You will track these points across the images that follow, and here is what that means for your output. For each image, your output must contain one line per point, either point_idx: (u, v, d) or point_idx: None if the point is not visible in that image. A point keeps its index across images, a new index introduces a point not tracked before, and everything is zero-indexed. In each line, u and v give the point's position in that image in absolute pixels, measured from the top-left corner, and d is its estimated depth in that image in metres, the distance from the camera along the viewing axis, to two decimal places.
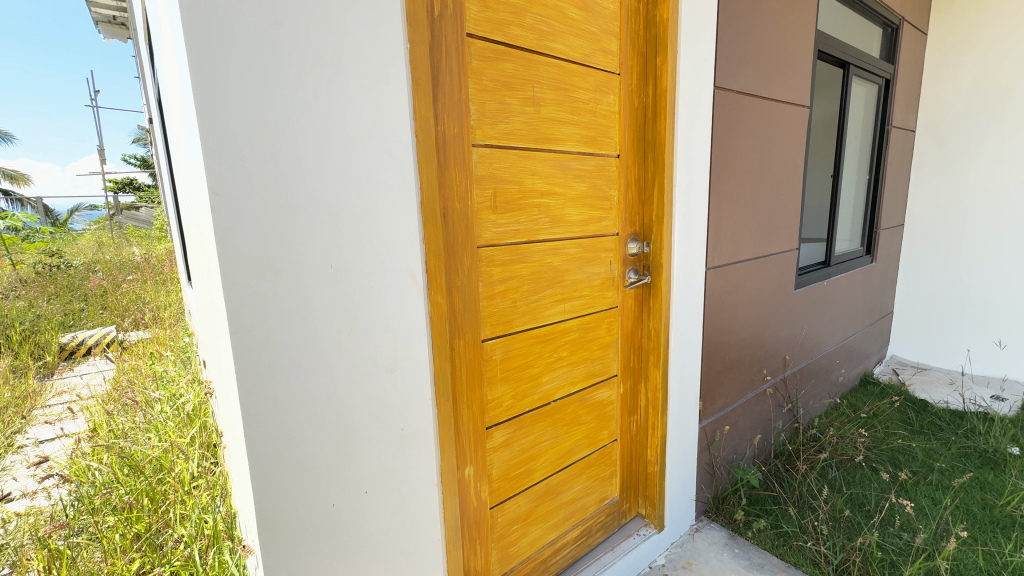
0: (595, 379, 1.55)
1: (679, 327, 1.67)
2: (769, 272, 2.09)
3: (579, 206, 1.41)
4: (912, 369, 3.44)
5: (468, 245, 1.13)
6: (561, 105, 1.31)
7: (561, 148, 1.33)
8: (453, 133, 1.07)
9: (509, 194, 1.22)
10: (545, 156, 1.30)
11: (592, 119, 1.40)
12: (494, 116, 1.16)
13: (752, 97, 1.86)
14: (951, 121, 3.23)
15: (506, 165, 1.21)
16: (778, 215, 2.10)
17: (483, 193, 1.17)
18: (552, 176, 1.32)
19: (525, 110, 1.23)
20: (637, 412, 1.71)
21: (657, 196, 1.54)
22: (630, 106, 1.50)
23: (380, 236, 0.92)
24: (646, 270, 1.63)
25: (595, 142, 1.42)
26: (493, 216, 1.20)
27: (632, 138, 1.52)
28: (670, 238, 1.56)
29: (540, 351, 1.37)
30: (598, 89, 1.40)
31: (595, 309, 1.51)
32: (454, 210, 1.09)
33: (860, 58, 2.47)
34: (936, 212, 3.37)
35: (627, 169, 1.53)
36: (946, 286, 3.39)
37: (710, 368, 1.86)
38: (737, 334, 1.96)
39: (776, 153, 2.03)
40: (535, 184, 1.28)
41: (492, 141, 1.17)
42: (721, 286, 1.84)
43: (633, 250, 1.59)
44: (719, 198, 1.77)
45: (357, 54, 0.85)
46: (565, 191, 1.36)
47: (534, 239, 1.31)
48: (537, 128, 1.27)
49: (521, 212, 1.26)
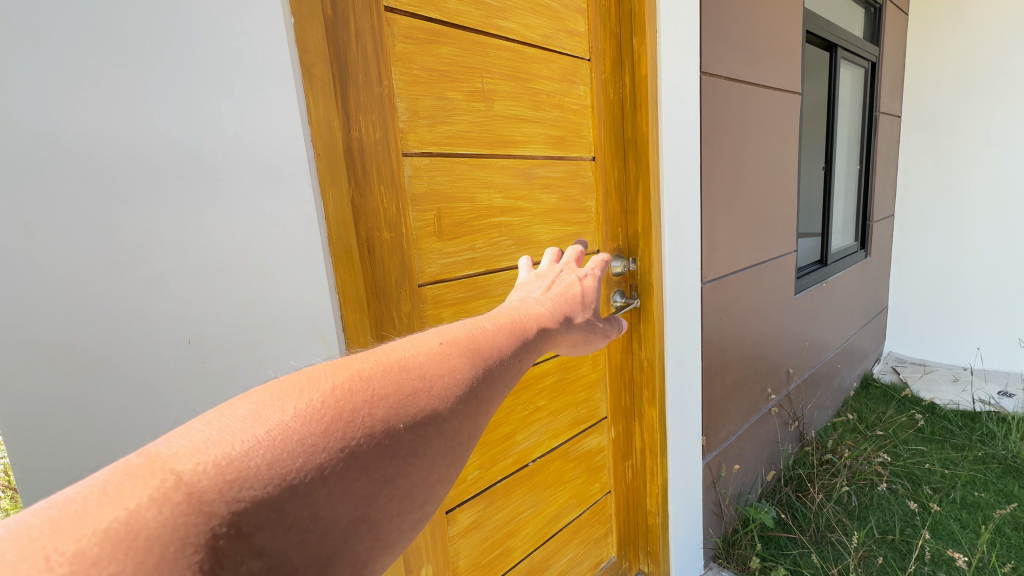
0: (581, 427, 1.30)
1: (676, 355, 1.42)
2: (769, 278, 1.87)
3: (550, 222, 1.15)
4: (914, 367, 3.28)
5: (404, 284, 0.86)
6: (520, 99, 1.05)
7: (524, 152, 1.08)
8: (374, 139, 0.80)
9: (457, 216, 0.96)
10: (504, 164, 1.04)
11: (560, 117, 1.15)
12: (430, 116, 0.90)
13: (741, 82, 1.63)
14: (937, 105, 3.07)
15: (452, 178, 0.94)
16: (774, 212, 1.87)
17: (423, 216, 0.90)
18: (514, 188, 1.06)
19: (471, 109, 0.96)
20: (632, 456, 1.46)
21: (643, 205, 1.29)
22: (602, 100, 1.25)
23: (267, 290, 0.65)
24: (634, 292, 1.36)
25: (564, 147, 1.17)
26: (438, 243, 0.93)
27: (609, 136, 1.27)
28: (660, 253, 1.31)
29: (510, 405, 1.10)
30: (565, 83, 1.15)
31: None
32: (383, 241, 0.82)
33: (847, 38, 2.28)
34: (926, 199, 3.21)
35: (605, 173, 1.27)
36: (943, 275, 3.24)
37: (711, 396, 1.61)
38: (738, 352, 1.72)
39: (769, 143, 1.80)
40: (487, 200, 1.01)
41: (430, 149, 0.91)
42: (720, 301, 1.60)
43: (618, 271, 1.32)
44: (711, 203, 1.53)
45: (210, 32, 0.58)
46: (532, 206, 1.10)
47: (495, 268, 1.04)
48: (486, 132, 1.00)
49: (474, 236, 1.00)
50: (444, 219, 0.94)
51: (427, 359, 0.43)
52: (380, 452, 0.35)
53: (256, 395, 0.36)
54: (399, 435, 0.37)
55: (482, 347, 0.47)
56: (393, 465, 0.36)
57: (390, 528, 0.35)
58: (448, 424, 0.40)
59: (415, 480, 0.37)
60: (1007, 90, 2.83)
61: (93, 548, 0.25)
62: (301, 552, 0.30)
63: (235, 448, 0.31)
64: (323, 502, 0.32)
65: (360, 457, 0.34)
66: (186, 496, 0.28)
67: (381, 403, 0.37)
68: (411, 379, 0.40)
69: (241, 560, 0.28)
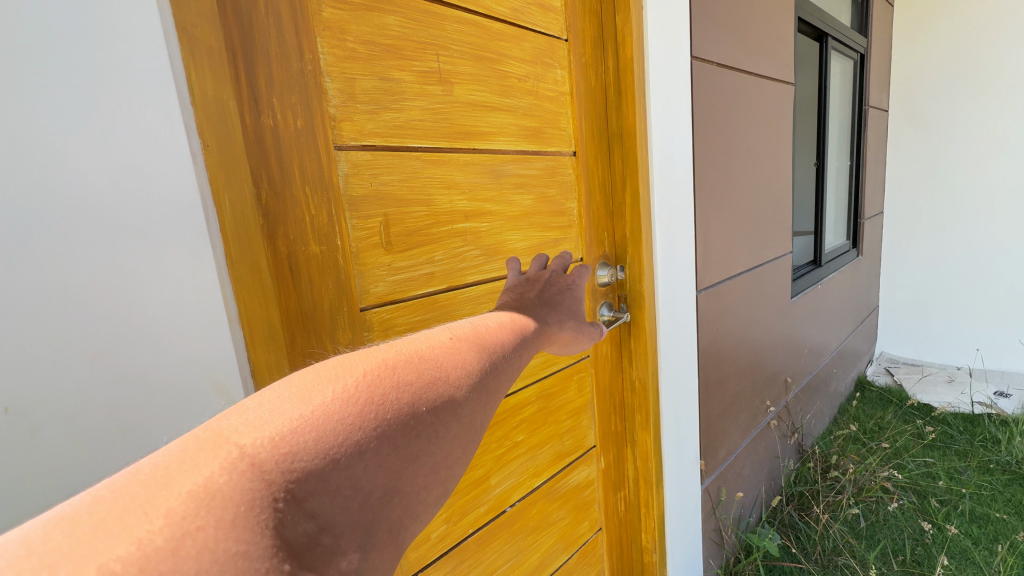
0: (566, 460, 1.21)
1: (670, 372, 1.35)
2: (762, 280, 1.84)
3: (523, 227, 1.08)
4: (906, 367, 3.29)
5: (342, 308, 0.75)
6: (486, 83, 0.97)
7: (493, 145, 1.00)
8: (295, 134, 0.67)
9: (408, 222, 0.86)
10: (465, 160, 0.95)
11: (531, 107, 1.08)
12: (371, 101, 0.79)
13: (731, 70, 1.60)
14: (925, 98, 3.09)
15: (404, 180, 0.85)
16: (765, 208, 1.84)
17: (365, 226, 0.80)
18: (479, 189, 0.98)
19: (428, 94, 0.87)
20: (624, 487, 1.40)
21: (631, 205, 1.26)
22: (582, 88, 1.20)
23: (140, 330, 0.51)
24: (623, 304, 1.30)
25: (534, 140, 1.10)
26: (385, 256, 0.83)
27: (592, 125, 1.23)
28: (650, 260, 1.27)
29: (482, 446, 0.99)
30: (537, 66, 1.08)
31: (560, 361, 1.15)
32: (310, 258, 0.70)
33: (836, 27, 2.28)
34: (916, 194, 3.22)
35: (588, 165, 1.23)
36: (934, 273, 3.24)
37: (709, 414, 1.55)
38: (733, 361, 1.69)
39: (760, 135, 1.77)
40: (444, 202, 0.92)
41: (376, 143, 0.80)
42: (714, 310, 1.56)
43: (604, 282, 1.26)
44: (702, 201, 1.49)
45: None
46: (501, 209, 1.03)
47: (460, 284, 0.96)
48: (442, 122, 0.90)
49: (431, 245, 0.90)
50: (387, 229, 0.83)
51: (442, 354, 0.49)
52: (406, 431, 0.40)
53: (298, 379, 0.41)
54: (421, 417, 0.42)
55: (483, 348, 0.53)
56: (418, 443, 0.40)
57: (418, 502, 0.39)
58: (462, 411, 0.45)
59: (436, 459, 0.41)
60: (995, 82, 2.86)
61: (178, 507, 0.29)
62: (345, 515, 0.34)
63: (286, 426, 0.35)
64: (361, 473, 0.36)
65: (388, 436, 0.39)
66: (249, 466, 0.33)
67: (405, 390, 0.43)
68: (429, 370, 0.46)
69: (298, 521, 0.32)
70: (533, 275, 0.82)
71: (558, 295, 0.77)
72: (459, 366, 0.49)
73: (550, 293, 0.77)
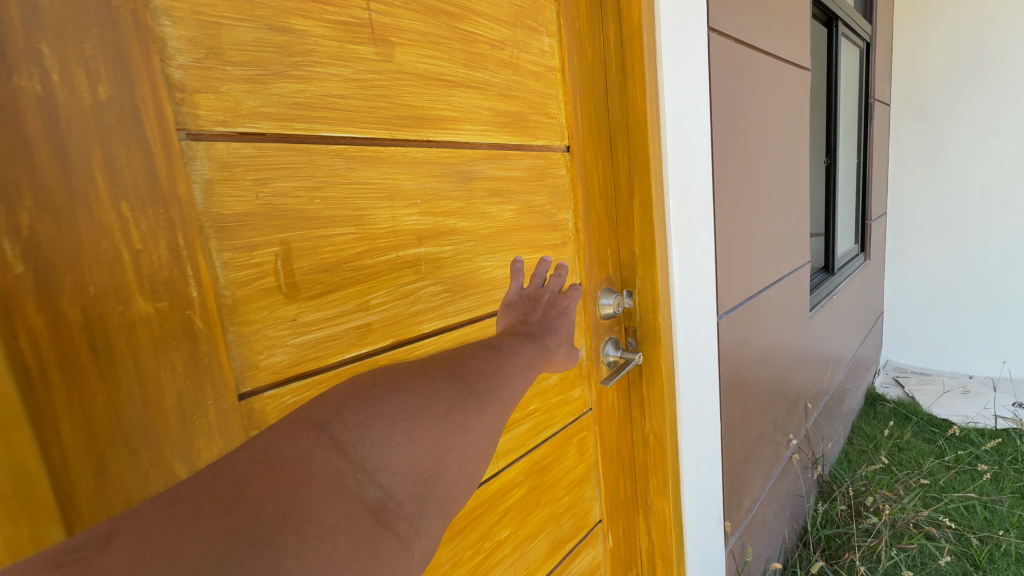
0: (565, 548, 0.98)
1: (690, 422, 1.14)
2: (781, 294, 1.63)
3: (507, 248, 0.81)
4: (915, 377, 3.13)
5: (183, 413, 0.45)
6: (441, 47, 0.68)
7: (458, 136, 0.72)
8: (88, 123, 0.39)
9: (326, 254, 0.57)
10: (413, 156, 0.66)
11: (509, 85, 0.79)
12: (250, 61, 0.50)
13: (756, 49, 1.29)
14: (929, 91, 2.95)
15: (316, 186, 0.56)
16: (787, 212, 1.59)
17: (251, 265, 0.51)
18: (439, 197, 0.70)
19: (354, 60, 0.59)
20: (636, 564, 1.18)
21: (640, 215, 0.99)
22: (578, 63, 0.91)
23: None
24: (632, 338, 1.07)
25: (511, 131, 0.80)
26: (288, 307, 0.54)
27: (589, 114, 0.94)
28: (665, 281, 1.03)
29: (458, 556, 0.76)
30: (516, 31, 0.79)
31: (552, 426, 0.92)
32: (135, 332, 0.42)
33: (846, 12, 2.09)
34: (922, 191, 3.07)
35: (586, 167, 0.94)
36: (942, 276, 3.10)
37: (731, 461, 1.36)
38: (753, 394, 1.49)
39: (784, 127, 1.50)
40: (381, 220, 0.62)
41: (263, 129, 0.52)
42: (734, 339, 1.34)
43: (608, 315, 1.01)
44: (725, 209, 1.23)
45: None
46: (472, 226, 0.74)
47: (416, 337, 0.68)
48: (375, 100, 0.61)
49: (368, 284, 0.62)
50: (285, 265, 0.54)
51: (477, 347, 0.51)
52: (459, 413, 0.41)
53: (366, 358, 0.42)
54: (471, 403, 0.42)
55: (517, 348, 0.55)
56: (468, 426, 0.41)
57: (463, 488, 0.39)
58: (503, 405, 0.46)
59: (482, 446, 0.42)
60: (1001, 73, 2.77)
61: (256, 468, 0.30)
62: (402, 488, 0.35)
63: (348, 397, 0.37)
64: (416, 448, 0.37)
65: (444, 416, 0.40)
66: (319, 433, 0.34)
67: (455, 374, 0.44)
68: (474, 359, 0.48)
69: (365, 485, 0.33)
70: (521, 296, 0.71)
71: (550, 322, 0.66)
72: (482, 365, 0.48)
73: (539, 319, 0.67)
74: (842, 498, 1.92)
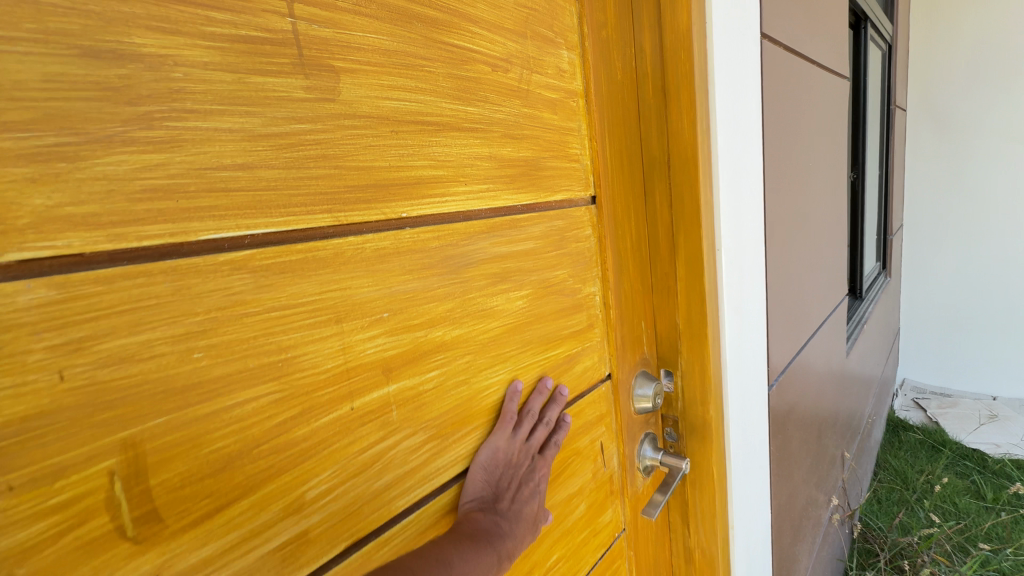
0: None
1: (742, 526, 0.91)
2: (825, 339, 1.41)
3: (518, 351, 0.57)
4: (936, 399, 2.96)
5: None
6: (418, 73, 0.44)
7: (446, 205, 0.48)
8: None
9: (218, 442, 0.33)
10: (375, 248, 0.42)
11: (517, 121, 0.55)
12: (39, 120, 0.26)
13: (807, 58, 1.07)
14: (947, 96, 2.80)
15: (196, 330, 0.32)
16: (830, 245, 1.37)
17: (54, 507, 0.27)
18: (418, 301, 0.46)
19: (263, 103, 0.34)
20: None
21: (687, 280, 0.76)
22: (605, 85, 0.67)
23: None
24: (670, 432, 0.84)
25: (522, 186, 0.56)
26: (143, 558, 0.30)
27: (620, 152, 0.70)
28: (717, 362, 0.80)
29: None
30: (526, 44, 0.56)
31: (580, 571, 0.69)
32: None
33: (875, 12, 1.89)
34: (940, 201, 2.91)
35: (617, 223, 0.71)
36: (961, 291, 2.94)
37: (780, 550, 1.14)
38: (800, 463, 1.27)
39: (830, 147, 1.27)
40: (317, 361, 0.38)
41: (80, 245, 0.28)
42: (784, 407, 1.12)
43: (644, 409, 0.78)
44: (778, 255, 1.00)
45: None
46: (468, 333, 0.51)
47: (385, 520, 0.44)
48: (306, 166, 0.37)
49: (301, 468, 0.37)
50: (127, 487, 0.29)
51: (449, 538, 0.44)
52: None
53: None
54: None
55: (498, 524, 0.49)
56: None
57: None
58: None
59: None
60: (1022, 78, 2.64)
61: None
62: None
63: None
64: None
65: None
66: None
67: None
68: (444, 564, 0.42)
69: None
70: (505, 453, 0.53)
71: (520, 514, 0.51)
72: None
73: (506, 506, 0.51)
74: (885, 558, 1.72)
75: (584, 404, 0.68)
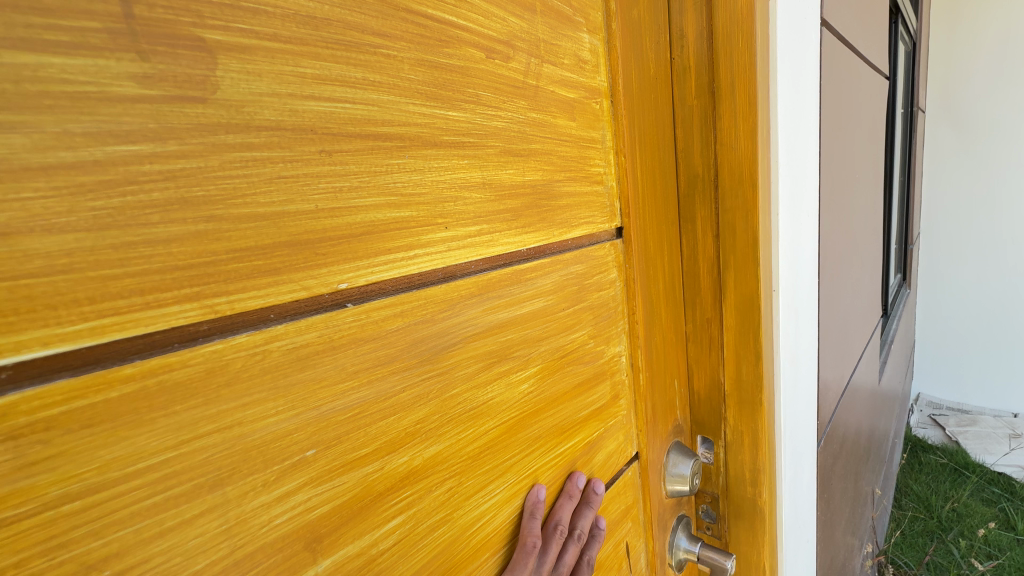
0: None
1: None
2: (862, 370, 1.26)
3: (521, 457, 0.40)
4: (954, 417, 2.81)
5: None
6: (368, 56, 0.27)
7: (418, 261, 0.31)
8: None
9: None
10: (290, 348, 0.25)
11: (522, 130, 0.38)
12: None
13: (854, 52, 0.91)
14: (970, 97, 2.65)
15: None
16: (868, 265, 1.22)
17: None
18: (369, 419, 0.29)
19: (34, 107, 0.17)
20: None
21: (735, 330, 0.60)
22: (635, 82, 0.50)
23: None
24: (704, 510, 0.69)
25: (529, 223, 0.39)
26: None
27: (651, 169, 0.54)
28: (775, 431, 0.63)
29: None
30: (535, 21, 0.39)
31: None
32: None
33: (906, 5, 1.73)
34: (961, 208, 2.76)
35: (648, 262, 0.54)
36: (982, 303, 2.79)
37: None
38: (840, 517, 1.10)
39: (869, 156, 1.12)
40: (171, 569, 0.22)
41: None
42: (829, 459, 0.96)
43: (679, 493, 0.61)
44: (828, 286, 0.84)
45: None
46: (448, 449, 0.34)
47: None
48: (140, 223, 0.20)
49: None
50: None
51: None
52: None
53: None
54: None
55: None
56: None
57: None
58: None
59: None
60: None
61: None
62: None
63: None
64: None
65: None
66: None
67: None
68: None
69: None
70: None
71: None
72: None
73: None
74: None
75: (608, 501, 0.51)
